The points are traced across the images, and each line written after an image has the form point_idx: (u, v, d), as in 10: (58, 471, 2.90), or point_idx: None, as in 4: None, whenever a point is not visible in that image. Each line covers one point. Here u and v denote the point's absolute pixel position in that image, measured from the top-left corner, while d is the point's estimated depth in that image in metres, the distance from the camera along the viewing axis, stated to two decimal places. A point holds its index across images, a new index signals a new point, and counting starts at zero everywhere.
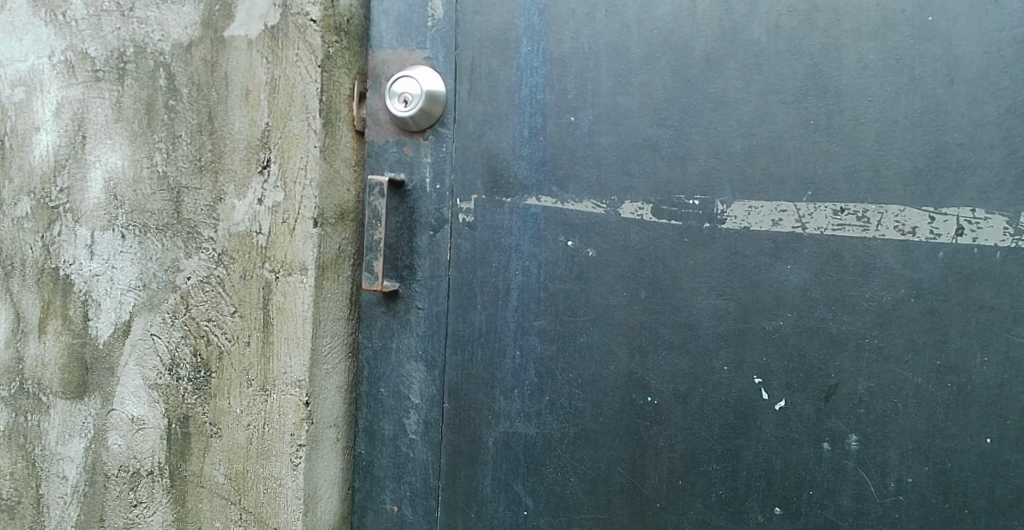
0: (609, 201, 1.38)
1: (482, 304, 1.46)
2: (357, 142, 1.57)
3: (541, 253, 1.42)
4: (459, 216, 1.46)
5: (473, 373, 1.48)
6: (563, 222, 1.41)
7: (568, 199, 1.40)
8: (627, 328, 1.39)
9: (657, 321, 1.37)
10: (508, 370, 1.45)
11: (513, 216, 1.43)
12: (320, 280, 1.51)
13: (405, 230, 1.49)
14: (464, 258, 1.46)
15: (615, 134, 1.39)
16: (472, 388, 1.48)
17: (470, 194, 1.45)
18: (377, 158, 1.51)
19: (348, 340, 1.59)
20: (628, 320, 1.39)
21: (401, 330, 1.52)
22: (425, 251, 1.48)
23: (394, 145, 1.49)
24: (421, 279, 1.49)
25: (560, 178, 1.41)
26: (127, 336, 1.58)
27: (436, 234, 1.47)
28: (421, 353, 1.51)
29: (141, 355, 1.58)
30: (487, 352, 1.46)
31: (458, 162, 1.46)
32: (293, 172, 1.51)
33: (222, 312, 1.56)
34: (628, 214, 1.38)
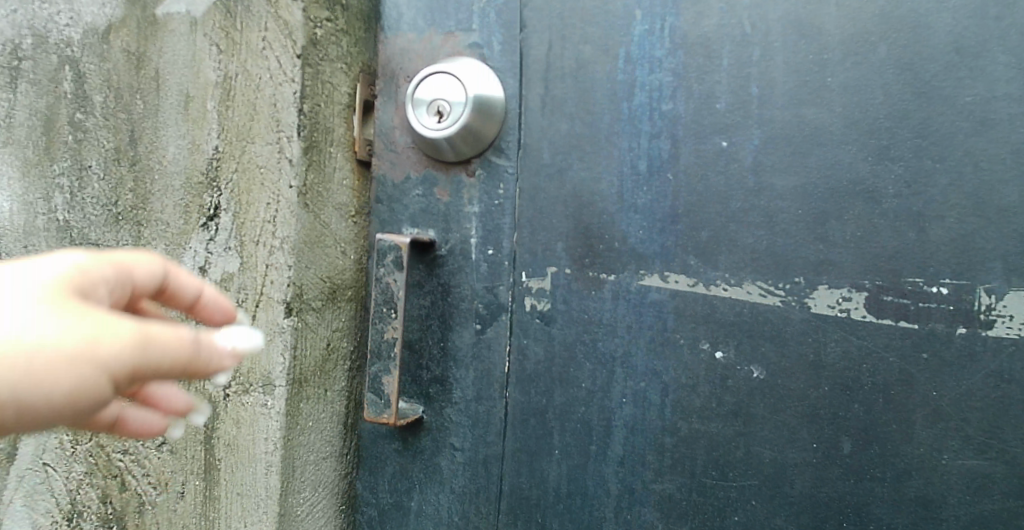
0: (793, 285, 0.79)
1: (560, 450, 0.85)
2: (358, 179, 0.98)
3: (670, 372, 0.82)
4: (524, 301, 0.86)
5: None
6: (708, 320, 0.80)
7: (717, 280, 0.80)
8: (813, 508, 0.80)
9: (868, 497, 0.79)
10: None
11: (619, 305, 0.83)
12: (293, 403, 0.92)
13: (434, 321, 0.89)
14: (533, 372, 0.86)
15: (800, 171, 0.80)
16: None
17: (543, 265, 0.85)
18: (393, 203, 0.93)
19: (343, 485, 1.01)
20: (817, 492, 0.79)
21: (425, 482, 0.90)
22: (468, 358, 0.87)
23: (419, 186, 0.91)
24: (460, 402, 0.88)
25: (703, 245, 0.81)
26: (11, 464, 1.00)
27: (486, 331, 0.87)
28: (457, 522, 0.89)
29: (31, 494, 1.00)
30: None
31: (525, 213, 0.87)
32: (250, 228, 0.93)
33: (145, 444, 0.98)
34: (824, 309, 0.79)
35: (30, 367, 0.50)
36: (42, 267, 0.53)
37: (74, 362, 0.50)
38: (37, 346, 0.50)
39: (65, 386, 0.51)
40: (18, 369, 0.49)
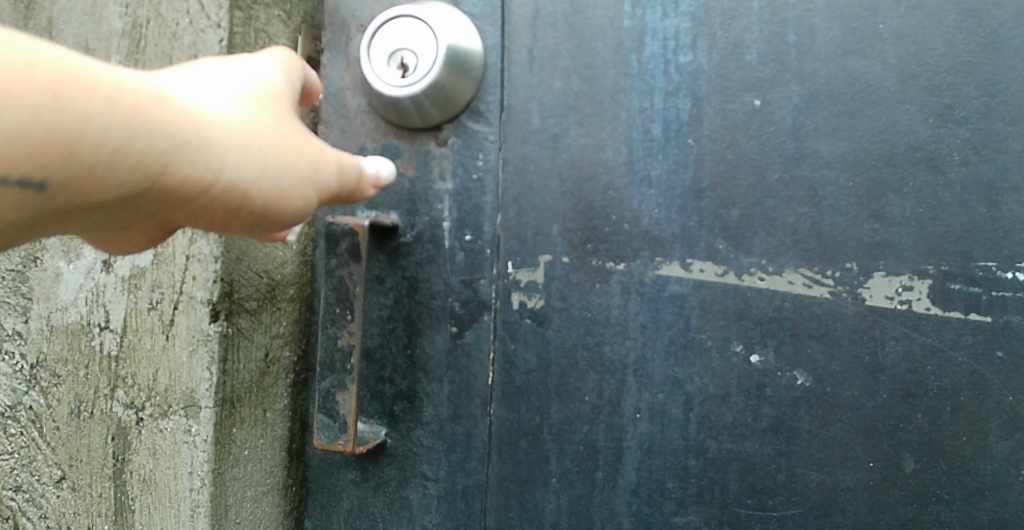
0: (844, 273, 0.65)
1: (558, 479, 0.69)
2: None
3: (694, 382, 0.67)
4: (512, 297, 0.69)
5: None
6: (741, 318, 0.66)
7: (752, 268, 0.66)
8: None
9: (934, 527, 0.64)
10: None
11: (631, 302, 0.67)
12: (223, 431, 0.69)
13: (398, 324, 0.71)
14: (524, 385, 0.70)
15: (850, 135, 0.66)
16: None
17: (535, 254, 0.69)
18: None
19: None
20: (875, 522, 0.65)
21: (390, 519, 0.73)
22: (441, 369, 0.71)
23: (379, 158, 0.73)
24: (432, 422, 0.71)
25: (734, 226, 0.66)
26: None
27: (464, 335, 0.70)
28: None
29: None
30: None
31: (510, 189, 0.70)
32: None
33: (42, 481, 0.77)
34: (882, 302, 0.65)
35: (227, 146, 0.49)
36: (246, 73, 0.54)
37: (279, 150, 0.52)
38: (245, 144, 0.50)
39: (277, 179, 0.52)
40: (239, 166, 0.50)
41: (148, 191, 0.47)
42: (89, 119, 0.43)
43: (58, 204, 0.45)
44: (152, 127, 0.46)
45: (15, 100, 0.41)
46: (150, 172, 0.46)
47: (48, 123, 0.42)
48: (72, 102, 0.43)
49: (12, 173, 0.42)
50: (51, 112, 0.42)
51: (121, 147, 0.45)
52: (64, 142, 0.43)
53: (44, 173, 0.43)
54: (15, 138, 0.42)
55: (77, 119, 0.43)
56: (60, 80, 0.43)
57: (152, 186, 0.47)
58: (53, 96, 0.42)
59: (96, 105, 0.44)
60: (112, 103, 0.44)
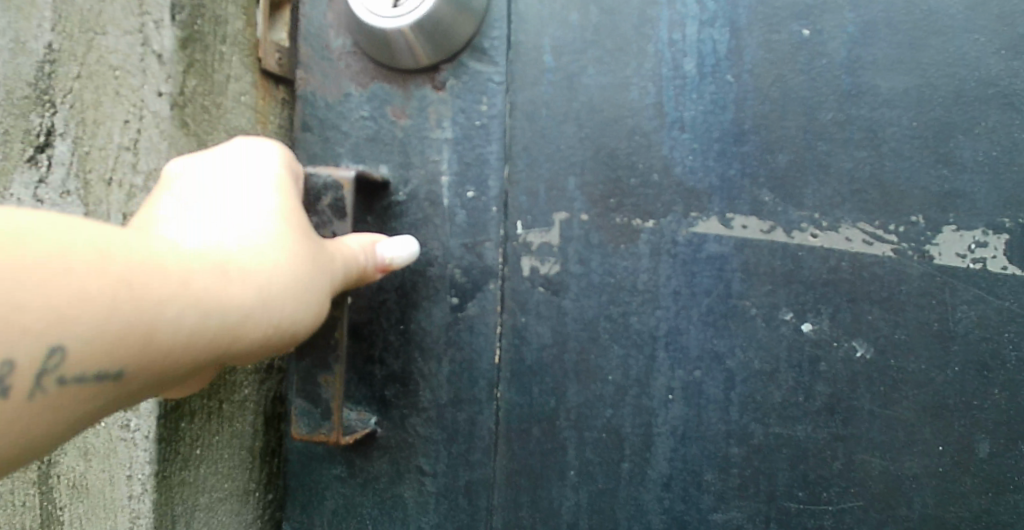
0: (909, 228, 0.56)
1: (578, 471, 0.60)
2: (265, 99, 0.62)
3: (736, 356, 0.58)
4: (522, 262, 0.60)
5: None
6: (790, 281, 0.57)
7: (803, 221, 0.57)
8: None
9: (1011, 519, 0.56)
10: None
11: (662, 265, 0.58)
12: (168, 423, 0.56)
13: (390, 295, 0.61)
14: (538, 363, 0.60)
15: (917, 69, 0.56)
16: None
17: (549, 212, 0.59)
18: (326, 130, 0.62)
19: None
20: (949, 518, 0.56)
21: (381, 521, 0.63)
22: (440, 346, 0.61)
23: (367, 104, 0.62)
24: (430, 408, 0.61)
25: (782, 175, 0.57)
26: None
27: (466, 307, 0.61)
28: None
29: None
30: None
31: (519, 137, 0.60)
32: (99, 162, 0.56)
33: None
34: (951, 260, 0.56)
35: (287, 299, 0.49)
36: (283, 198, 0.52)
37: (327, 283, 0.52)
38: (299, 290, 0.49)
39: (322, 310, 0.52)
40: (296, 316, 0.49)
41: (216, 356, 0.47)
42: (157, 307, 0.43)
43: (135, 389, 0.44)
44: (223, 299, 0.46)
45: (92, 306, 0.41)
46: (218, 340, 0.46)
47: (128, 319, 0.42)
48: (149, 292, 0.43)
49: (90, 370, 0.42)
50: (127, 308, 0.42)
51: (195, 326, 0.44)
52: (143, 332, 0.43)
53: (124, 361, 0.43)
54: (96, 338, 0.41)
55: (154, 306, 0.43)
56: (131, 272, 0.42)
57: (221, 351, 0.47)
58: (130, 288, 0.42)
59: (169, 291, 0.43)
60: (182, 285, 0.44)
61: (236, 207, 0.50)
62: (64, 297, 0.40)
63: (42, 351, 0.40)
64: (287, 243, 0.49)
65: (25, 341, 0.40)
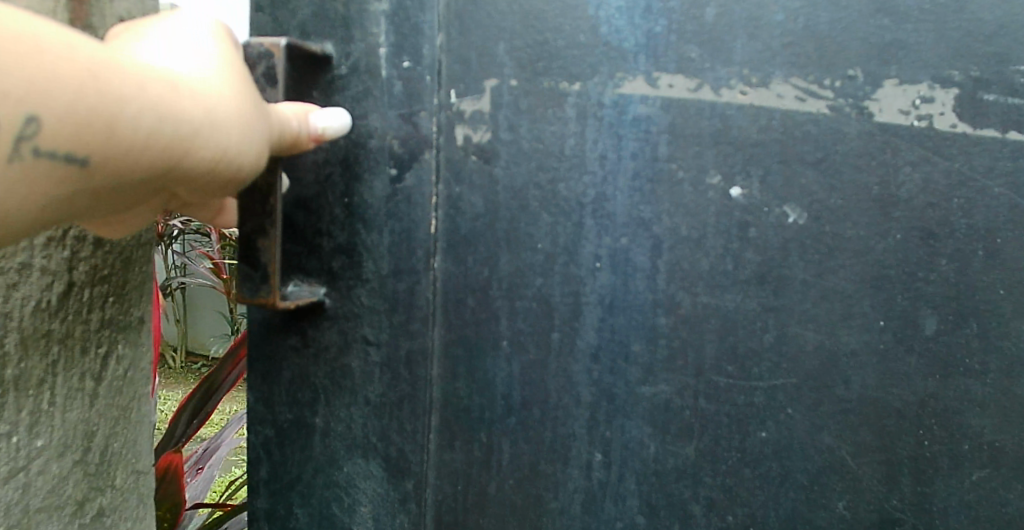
0: (845, 83, 0.52)
1: (510, 341, 0.60)
2: None
3: (663, 222, 0.56)
4: (456, 133, 0.60)
5: (486, 490, 0.62)
6: (717, 142, 0.54)
7: (729, 77, 0.54)
8: (878, 424, 0.53)
9: (960, 406, 0.52)
10: (573, 495, 0.60)
11: (588, 129, 0.57)
12: None
13: (335, 170, 0.63)
14: (472, 233, 0.61)
15: None
16: (482, 519, 0.62)
17: (480, 79, 0.59)
18: (279, 12, 0.63)
19: (54, 481, 0.65)
20: (891, 401, 0.53)
21: (332, 390, 0.65)
22: (381, 218, 0.63)
23: None
24: (373, 279, 0.63)
25: (708, 28, 0.54)
26: None
27: (404, 179, 0.62)
28: (372, 437, 0.65)
29: None
30: (524, 450, 0.61)
31: (452, 6, 0.60)
32: None
33: None
34: (892, 119, 0.52)
35: (240, 130, 0.49)
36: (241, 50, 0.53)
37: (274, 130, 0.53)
38: (249, 125, 0.49)
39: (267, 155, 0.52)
40: (248, 150, 0.49)
41: (166, 173, 0.47)
42: (123, 102, 0.43)
43: (89, 188, 0.44)
44: (179, 112, 0.46)
45: (62, 83, 0.41)
46: (170, 155, 0.46)
47: (93, 106, 0.42)
48: (109, 85, 0.42)
49: (55, 150, 0.42)
50: (94, 96, 0.42)
51: (152, 132, 0.45)
52: (101, 123, 0.43)
53: (82, 149, 0.43)
54: (63, 117, 0.41)
55: (116, 101, 0.43)
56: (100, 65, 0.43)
57: (171, 168, 0.46)
58: (95, 77, 0.42)
59: (135, 90, 0.44)
60: (139, 89, 0.44)
61: (194, 43, 0.50)
62: (34, 70, 0.40)
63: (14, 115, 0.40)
64: (240, 83, 0.50)
65: None
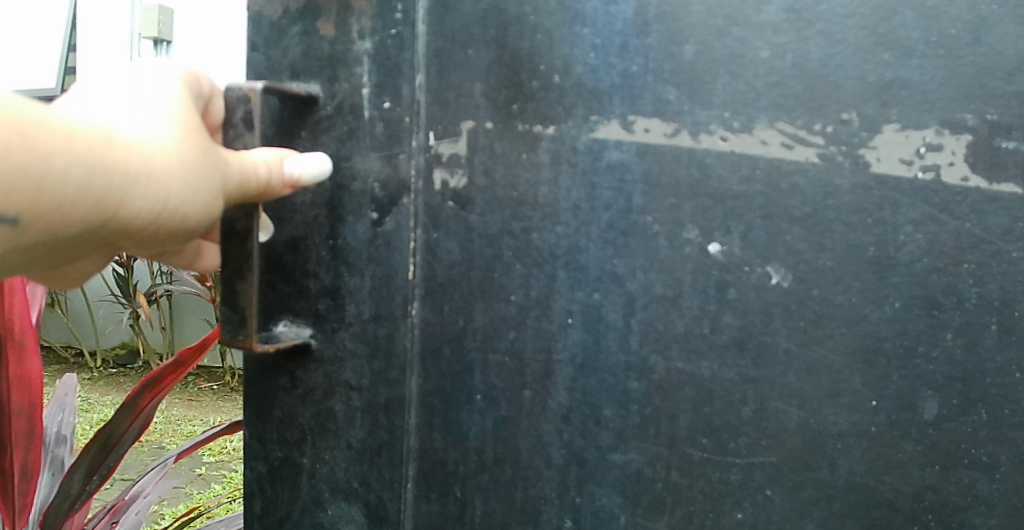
0: (837, 128, 0.46)
1: (483, 396, 0.57)
2: None
3: (637, 278, 0.52)
4: (434, 176, 0.58)
5: None
6: (695, 193, 0.49)
7: (709, 122, 0.49)
8: (866, 517, 0.48)
9: (962, 502, 0.46)
10: None
11: (561, 176, 0.53)
12: None
13: (321, 211, 0.61)
14: (448, 279, 0.58)
15: None
16: None
17: (456, 120, 0.57)
18: (269, 49, 0.63)
19: None
20: (882, 492, 0.47)
21: (317, 433, 0.63)
22: (363, 262, 0.61)
23: (299, 21, 0.62)
24: (355, 322, 0.61)
25: (687, 66, 0.49)
26: None
27: (384, 222, 0.60)
28: (354, 483, 0.62)
29: None
30: (495, 508, 0.58)
31: (431, 44, 0.57)
32: None
33: None
34: (892, 170, 0.45)
35: (179, 181, 0.50)
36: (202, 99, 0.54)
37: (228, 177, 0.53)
38: (189, 175, 0.50)
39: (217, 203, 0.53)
40: (188, 200, 0.50)
41: (104, 224, 0.48)
42: (50, 157, 0.45)
43: (26, 239, 0.47)
44: (110, 166, 0.47)
45: None
46: (104, 206, 0.48)
47: (19, 163, 0.44)
48: (36, 141, 0.44)
49: None
50: (20, 154, 0.44)
51: (81, 186, 0.46)
52: (32, 178, 0.45)
53: (15, 203, 0.45)
54: None
55: (41, 158, 0.45)
56: (25, 124, 0.44)
57: (107, 219, 0.48)
58: (20, 136, 0.44)
59: (62, 146, 0.45)
60: (69, 143, 0.45)
61: (146, 95, 0.51)
62: None
63: None
64: (186, 134, 0.50)
65: None
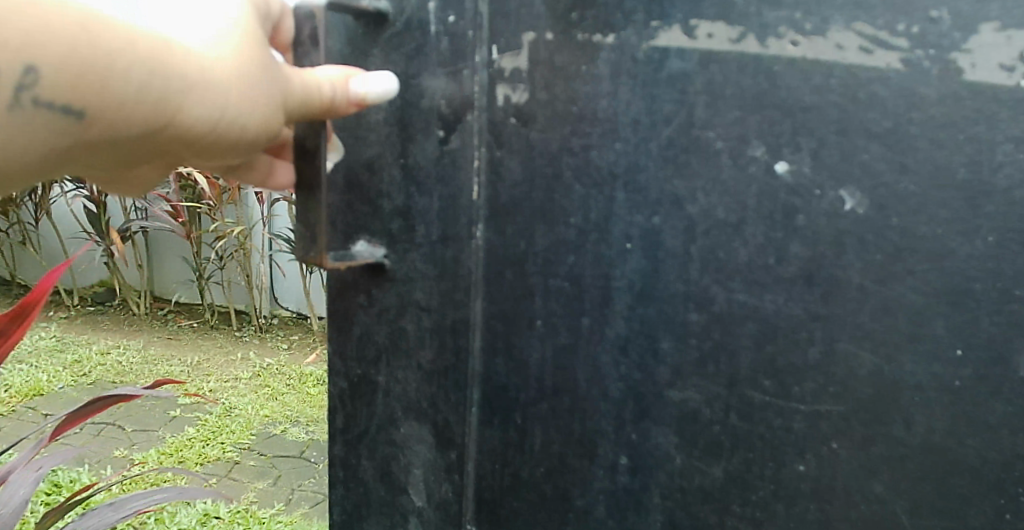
0: (926, 26, 0.39)
1: (543, 321, 0.52)
2: None
3: (698, 202, 0.47)
4: (497, 92, 0.54)
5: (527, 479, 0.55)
6: (761, 106, 0.44)
7: (778, 25, 0.43)
8: (943, 483, 0.43)
9: None
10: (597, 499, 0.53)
11: (621, 89, 0.48)
12: None
13: (394, 130, 0.58)
14: (510, 198, 0.53)
15: None
16: (523, 508, 0.56)
17: (518, 32, 0.53)
18: None
19: None
20: (961, 456, 0.42)
21: (392, 352, 0.58)
22: (430, 182, 0.56)
23: None
24: (426, 239, 0.56)
25: None
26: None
27: (450, 141, 0.55)
28: (426, 405, 0.57)
29: None
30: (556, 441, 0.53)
31: None
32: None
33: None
34: (989, 78, 0.39)
35: (240, 90, 0.48)
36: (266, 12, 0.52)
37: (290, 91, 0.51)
38: (251, 87, 0.48)
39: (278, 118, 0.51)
40: (250, 110, 0.49)
41: (164, 128, 0.47)
42: (115, 54, 0.43)
43: (86, 142, 0.46)
44: (171, 67, 0.46)
45: (55, 35, 0.42)
46: (164, 110, 0.46)
47: (84, 59, 0.43)
48: (99, 39, 0.43)
49: (52, 103, 0.43)
50: (85, 49, 0.43)
51: (143, 87, 0.45)
52: (96, 75, 0.43)
53: (77, 102, 0.44)
54: (56, 69, 0.42)
55: (105, 54, 0.43)
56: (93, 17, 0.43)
57: (167, 123, 0.47)
58: (85, 29, 0.43)
59: (126, 43, 0.44)
60: (130, 43, 0.44)
61: None
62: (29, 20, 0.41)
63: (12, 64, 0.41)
64: (250, 41, 0.49)
65: None
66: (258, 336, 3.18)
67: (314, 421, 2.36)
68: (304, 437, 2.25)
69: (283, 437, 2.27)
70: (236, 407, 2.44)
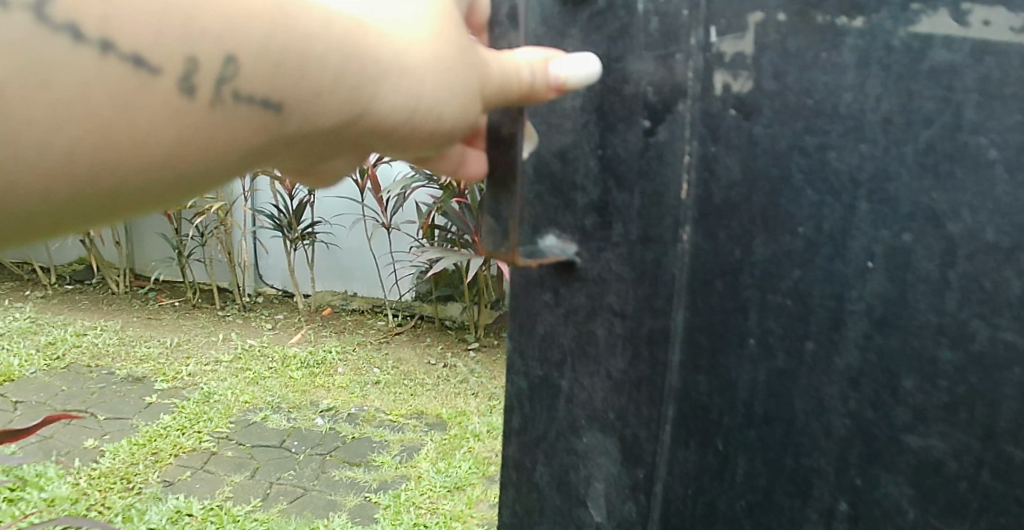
0: None
1: (757, 341, 0.47)
2: None
3: (962, 219, 0.40)
4: (714, 80, 0.48)
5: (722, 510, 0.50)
6: None
7: None
8: None
9: None
10: None
11: (870, 79, 0.42)
12: None
13: (591, 118, 0.54)
14: (723, 201, 0.47)
15: None
16: None
17: (743, 12, 0.47)
18: None
19: None
20: None
21: (578, 356, 0.55)
22: (632, 177, 0.51)
23: None
24: (618, 241, 0.52)
25: None
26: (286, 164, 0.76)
27: (657, 132, 0.50)
28: (614, 414, 0.54)
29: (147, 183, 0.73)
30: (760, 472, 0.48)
31: None
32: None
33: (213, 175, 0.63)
34: None
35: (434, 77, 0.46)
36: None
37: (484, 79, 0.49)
38: (448, 73, 0.46)
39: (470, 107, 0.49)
40: (444, 98, 0.47)
41: (359, 117, 0.46)
42: (312, 38, 0.43)
43: (284, 136, 0.45)
44: (366, 52, 0.45)
45: (252, 21, 0.42)
46: (359, 98, 0.45)
47: (282, 44, 0.43)
48: (294, 23, 0.43)
49: (254, 94, 0.43)
50: (283, 35, 0.43)
51: (338, 72, 0.44)
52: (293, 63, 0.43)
53: (273, 93, 0.43)
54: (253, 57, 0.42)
55: (303, 38, 0.43)
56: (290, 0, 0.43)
57: (362, 111, 0.46)
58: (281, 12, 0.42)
59: (321, 27, 0.43)
60: (326, 24, 0.44)
61: None
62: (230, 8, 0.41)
63: (211, 55, 0.41)
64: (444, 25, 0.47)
65: (192, 45, 0.41)
66: (240, 316, 3.02)
67: (298, 408, 2.19)
68: (285, 426, 2.08)
69: (263, 426, 2.09)
70: (213, 393, 2.24)
